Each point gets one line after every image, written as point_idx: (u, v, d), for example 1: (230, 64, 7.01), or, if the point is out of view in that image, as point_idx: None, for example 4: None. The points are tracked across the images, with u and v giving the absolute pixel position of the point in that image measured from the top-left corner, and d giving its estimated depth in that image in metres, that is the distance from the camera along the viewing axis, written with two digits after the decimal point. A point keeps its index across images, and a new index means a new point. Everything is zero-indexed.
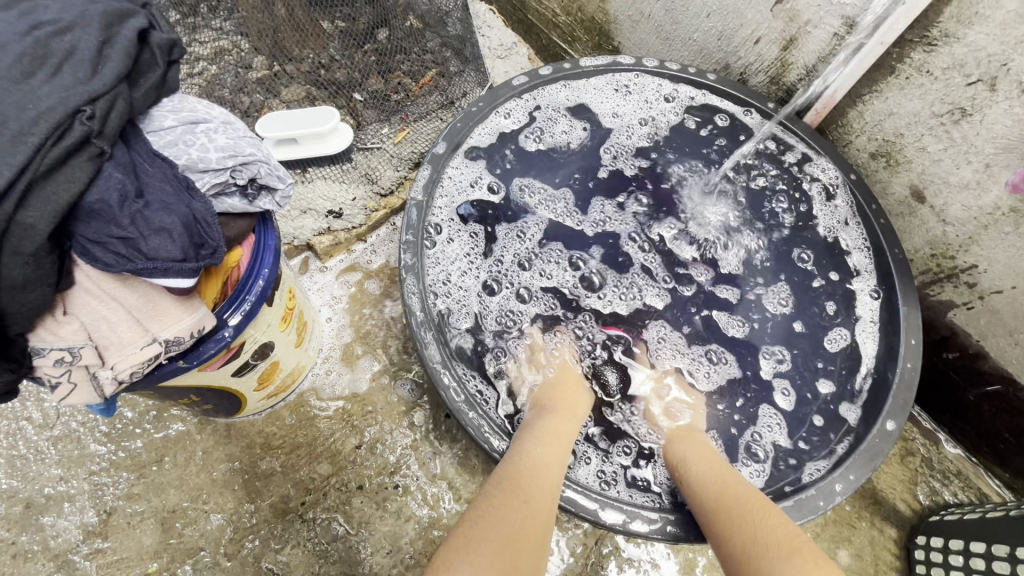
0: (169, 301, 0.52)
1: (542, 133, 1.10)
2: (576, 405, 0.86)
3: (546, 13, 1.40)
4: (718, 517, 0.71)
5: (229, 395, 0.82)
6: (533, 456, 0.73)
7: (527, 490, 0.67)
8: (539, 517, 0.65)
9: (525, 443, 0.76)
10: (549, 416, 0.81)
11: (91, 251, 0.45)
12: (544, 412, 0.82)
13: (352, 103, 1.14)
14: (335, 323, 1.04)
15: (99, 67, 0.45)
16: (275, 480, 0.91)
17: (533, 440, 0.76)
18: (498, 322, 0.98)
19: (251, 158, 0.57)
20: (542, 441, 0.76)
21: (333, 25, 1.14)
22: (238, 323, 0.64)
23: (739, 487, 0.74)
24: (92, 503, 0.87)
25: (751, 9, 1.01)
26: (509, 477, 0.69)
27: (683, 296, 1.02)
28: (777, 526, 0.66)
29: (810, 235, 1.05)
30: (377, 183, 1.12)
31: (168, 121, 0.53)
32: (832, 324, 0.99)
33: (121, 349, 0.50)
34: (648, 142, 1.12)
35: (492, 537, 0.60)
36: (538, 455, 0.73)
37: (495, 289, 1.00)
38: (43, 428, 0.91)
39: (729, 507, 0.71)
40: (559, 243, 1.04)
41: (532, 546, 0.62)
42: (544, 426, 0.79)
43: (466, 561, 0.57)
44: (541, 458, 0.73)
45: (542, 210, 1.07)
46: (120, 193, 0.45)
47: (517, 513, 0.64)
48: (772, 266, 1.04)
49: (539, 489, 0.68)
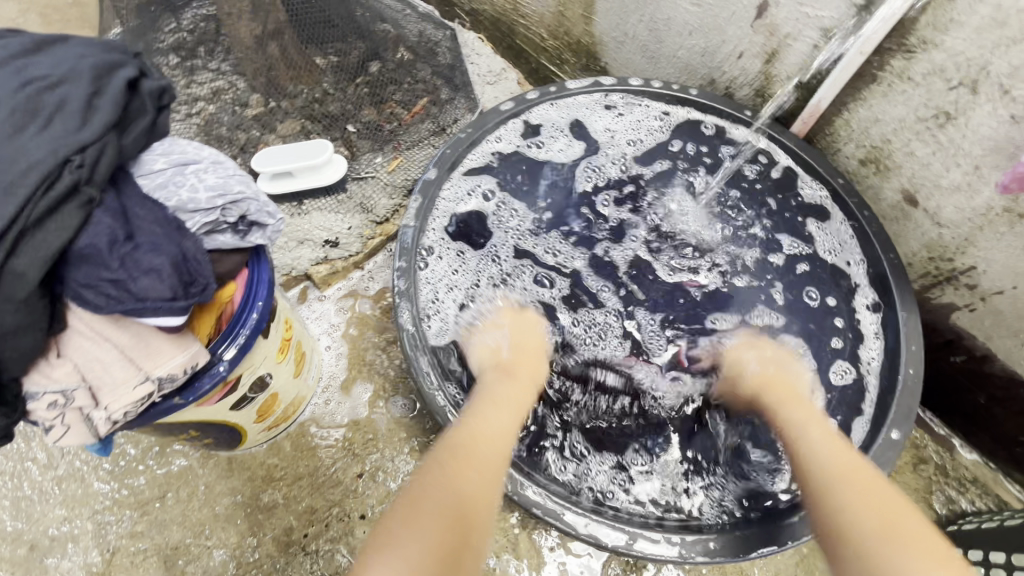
0: (162, 339, 0.52)
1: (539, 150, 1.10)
2: (536, 371, 0.88)
3: (534, 39, 1.45)
4: (823, 493, 0.72)
5: (229, 429, 0.83)
6: (488, 421, 0.76)
7: (478, 453, 0.71)
8: (488, 478, 0.70)
9: (481, 406, 0.79)
10: (510, 379, 0.84)
11: (83, 295, 0.46)
12: (507, 374, 0.85)
13: (346, 135, 1.18)
14: (334, 351, 1.04)
15: (88, 115, 0.47)
16: (277, 512, 0.91)
17: (490, 407, 0.79)
18: None
19: (241, 196, 0.58)
20: (498, 408, 0.79)
21: (326, 60, 1.19)
22: (234, 356, 0.65)
23: (865, 470, 0.73)
24: (95, 542, 0.87)
25: (733, 25, 1.04)
26: (463, 446, 0.71)
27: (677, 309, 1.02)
28: (909, 525, 0.67)
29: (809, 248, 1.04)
30: (372, 212, 1.13)
31: (159, 164, 0.54)
32: (831, 350, 0.97)
33: (115, 390, 0.50)
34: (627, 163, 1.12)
35: (439, 496, 0.65)
36: (490, 420, 0.77)
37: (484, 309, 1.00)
38: (46, 469, 0.91)
39: (844, 486, 0.71)
40: (525, 259, 1.05)
41: (480, 510, 0.66)
42: (503, 391, 0.82)
43: (410, 533, 0.61)
44: (496, 428, 0.76)
45: (505, 229, 1.06)
46: (110, 236, 0.46)
47: (467, 476, 0.68)
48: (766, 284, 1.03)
49: (490, 453, 0.72)
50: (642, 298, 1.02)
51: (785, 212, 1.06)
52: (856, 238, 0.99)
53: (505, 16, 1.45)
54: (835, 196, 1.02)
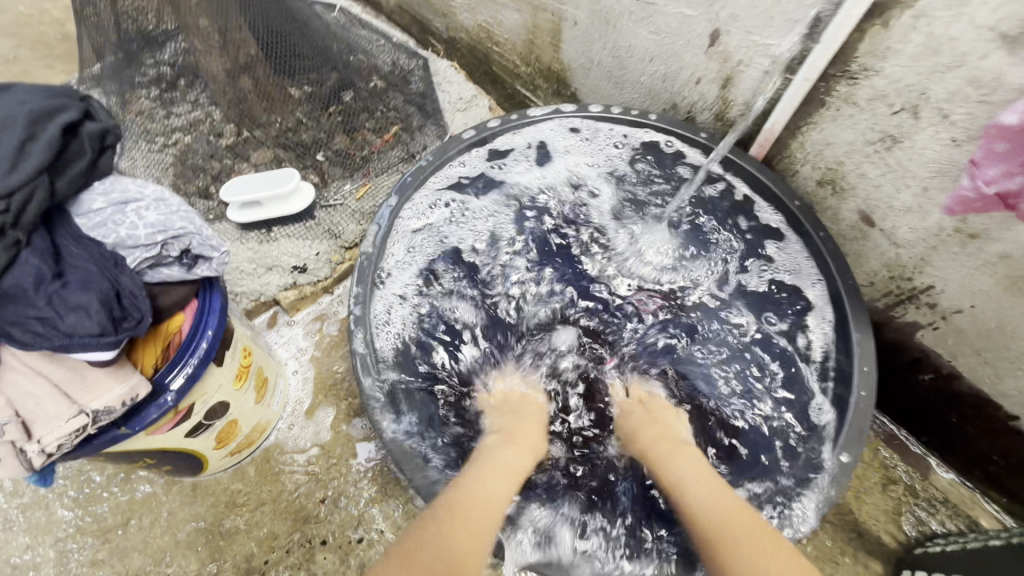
0: (98, 372, 0.54)
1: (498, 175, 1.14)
2: (535, 447, 0.86)
3: (508, 65, 1.48)
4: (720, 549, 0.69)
5: (187, 456, 0.84)
6: (485, 490, 0.75)
7: (467, 516, 0.71)
8: (474, 544, 0.68)
9: (476, 472, 0.78)
10: (508, 447, 0.83)
11: (10, 332, 0.48)
12: (505, 444, 0.84)
13: (317, 163, 1.22)
14: (301, 375, 1.06)
15: (19, 160, 0.48)
16: (239, 538, 0.91)
17: (493, 472, 0.79)
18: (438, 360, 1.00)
19: (182, 231, 0.61)
20: (501, 475, 0.79)
21: (301, 91, 1.20)
22: (181, 386, 0.66)
23: (749, 520, 0.72)
24: (56, 570, 0.88)
25: (689, 52, 1.06)
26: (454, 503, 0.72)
27: (626, 331, 1.06)
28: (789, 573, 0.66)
29: (764, 267, 1.05)
30: (341, 237, 1.15)
31: (97, 204, 0.56)
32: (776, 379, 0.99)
33: (48, 422, 0.52)
34: (585, 186, 1.15)
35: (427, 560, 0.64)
36: (489, 488, 0.76)
37: (441, 328, 1.03)
38: (13, 495, 0.92)
39: (739, 541, 0.69)
40: (482, 280, 1.08)
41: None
42: (500, 458, 0.81)
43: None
44: (494, 494, 0.75)
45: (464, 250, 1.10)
46: (37, 274, 0.47)
47: (452, 538, 0.67)
48: (719, 303, 1.06)
49: (480, 520, 0.71)
50: (595, 328, 1.06)
51: (744, 232, 1.08)
52: (812, 258, 0.99)
53: (480, 44, 1.49)
54: (794, 216, 1.01)
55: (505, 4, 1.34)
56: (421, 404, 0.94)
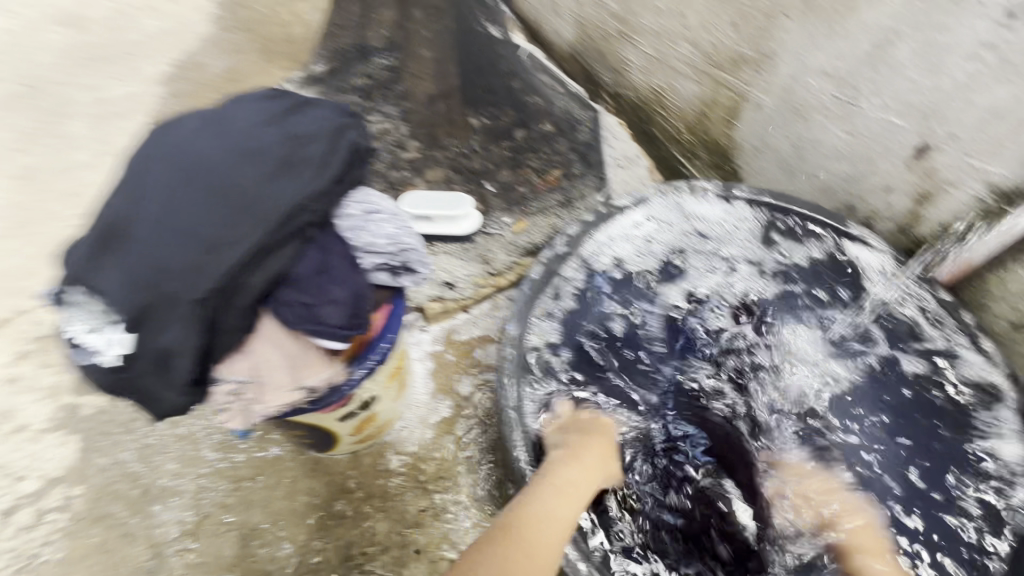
0: (320, 355, 0.60)
1: (648, 217, 1.12)
2: (604, 468, 0.89)
3: (669, 129, 1.44)
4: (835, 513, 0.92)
5: (328, 435, 0.91)
6: (558, 509, 0.77)
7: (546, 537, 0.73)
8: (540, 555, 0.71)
9: (546, 475, 0.82)
10: (574, 462, 0.85)
11: (280, 310, 0.54)
12: (570, 461, 0.86)
13: (483, 191, 1.28)
14: (425, 382, 1.12)
15: (324, 169, 0.55)
16: (345, 523, 0.97)
17: (548, 488, 0.79)
18: (572, 382, 1.05)
19: (408, 247, 0.68)
20: (556, 491, 0.79)
21: (480, 121, 1.33)
22: (359, 376, 0.72)
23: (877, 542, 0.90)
24: (193, 503, 0.98)
25: (885, 159, 1.03)
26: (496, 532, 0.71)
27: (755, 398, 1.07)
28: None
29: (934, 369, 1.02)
30: (490, 264, 1.22)
31: (352, 210, 0.63)
32: (931, 485, 0.97)
33: (276, 391, 0.59)
34: (729, 240, 1.15)
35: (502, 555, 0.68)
36: (555, 507, 0.77)
37: (579, 346, 1.08)
38: (173, 425, 1.04)
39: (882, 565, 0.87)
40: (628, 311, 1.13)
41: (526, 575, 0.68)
42: (568, 471, 0.83)
43: None
44: (553, 512, 0.76)
45: (614, 283, 1.13)
46: (316, 268, 0.55)
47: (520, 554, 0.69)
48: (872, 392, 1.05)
49: (544, 542, 0.72)
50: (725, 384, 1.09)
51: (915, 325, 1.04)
52: (993, 379, 0.97)
53: (646, 106, 1.46)
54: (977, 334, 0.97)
55: (682, 73, 1.31)
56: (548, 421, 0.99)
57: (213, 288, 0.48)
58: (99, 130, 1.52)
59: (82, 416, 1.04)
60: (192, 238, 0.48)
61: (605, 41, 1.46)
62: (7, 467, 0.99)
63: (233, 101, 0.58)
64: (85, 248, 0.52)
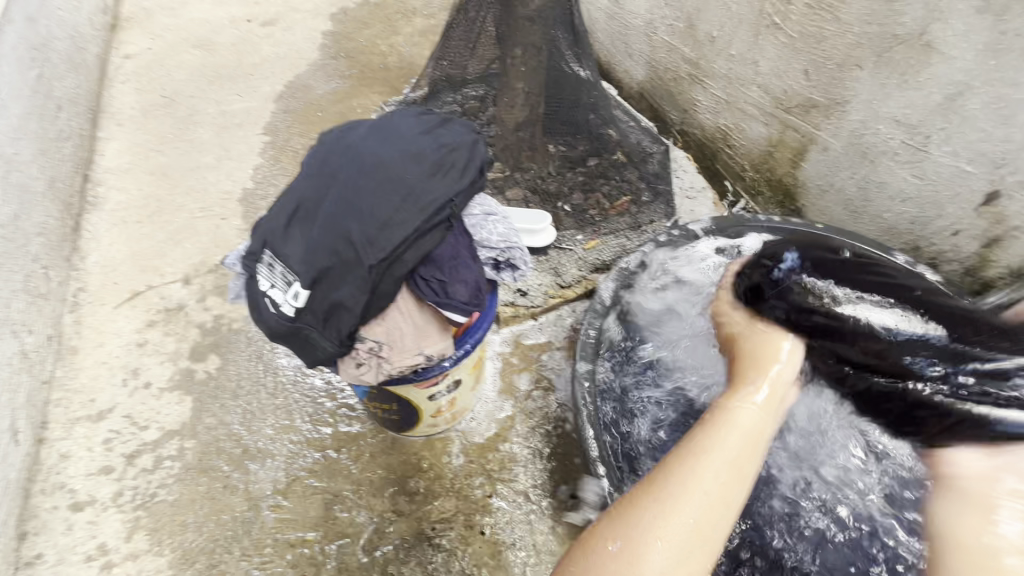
0: (438, 327, 0.71)
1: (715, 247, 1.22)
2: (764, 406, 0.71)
3: (735, 166, 1.52)
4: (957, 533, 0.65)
5: (414, 413, 1.01)
6: (703, 468, 0.63)
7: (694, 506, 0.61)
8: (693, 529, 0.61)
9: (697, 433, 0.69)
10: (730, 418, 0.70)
11: (418, 283, 0.66)
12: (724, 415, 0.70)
13: (558, 211, 1.40)
14: (495, 379, 1.21)
15: (466, 172, 0.67)
16: (418, 499, 1.06)
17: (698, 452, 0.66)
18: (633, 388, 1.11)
19: (514, 245, 0.77)
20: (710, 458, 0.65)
21: (557, 149, 1.41)
22: (457, 358, 0.82)
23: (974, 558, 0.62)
24: (286, 465, 1.09)
25: (953, 204, 1.09)
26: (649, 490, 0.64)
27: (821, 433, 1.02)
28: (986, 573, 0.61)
29: None
30: (561, 277, 1.33)
31: (474, 210, 0.76)
32: None
33: (402, 353, 0.69)
34: None
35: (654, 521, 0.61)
36: (702, 465, 0.64)
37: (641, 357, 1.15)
38: (272, 395, 1.17)
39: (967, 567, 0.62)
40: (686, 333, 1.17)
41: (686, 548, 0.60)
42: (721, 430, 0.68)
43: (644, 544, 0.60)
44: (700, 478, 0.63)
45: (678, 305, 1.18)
46: (455, 252, 0.67)
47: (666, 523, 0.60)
48: None
49: (693, 507, 0.61)
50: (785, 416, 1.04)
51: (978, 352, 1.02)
52: None
53: (712, 143, 1.55)
54: None
55: (753, 116, 1.40)
56: (613, 418, 1.07)
57: (383, 257, 0.61)
58: (219, 137, 1.73)
59: (197, 379, 1.19)
60: (372, 217, 0.62)
61: (675, 82, 1.57)
62: (134, 417, 1.14)
63: (395, 114, 0.71)
64: (279, 219, 0.65)
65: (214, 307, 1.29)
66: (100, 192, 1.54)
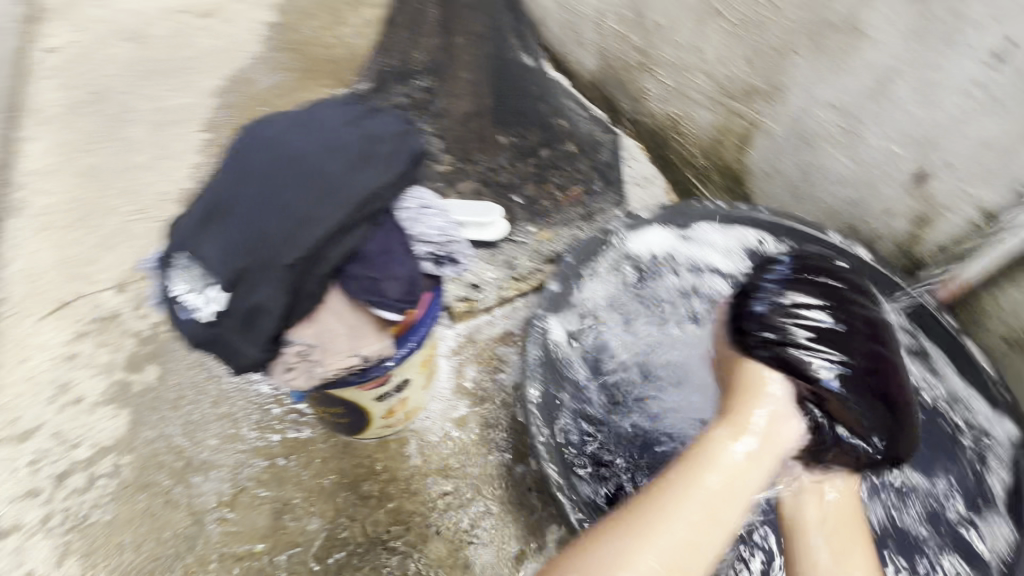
0: (374, 327, 0.69)
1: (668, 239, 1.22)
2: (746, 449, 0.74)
3: (684, 152, 1.52)
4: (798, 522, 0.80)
5: (361, 416, 0.98)
6: (672, 515, 0.67)
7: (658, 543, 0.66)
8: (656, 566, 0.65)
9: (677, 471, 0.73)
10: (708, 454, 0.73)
11: (347, 283, 0.63)
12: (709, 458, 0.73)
13: (510, 203, 1.38)
14: (449, 376, 1.19)
15: (391, 165, 0.64)
16: (372, 502, 1.04)
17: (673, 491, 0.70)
18: (584, 377, 1.12)
19: (455, 239, 0.76)
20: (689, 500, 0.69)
21: (508, 139, 1.44)
22: (399, 356, 0.79)
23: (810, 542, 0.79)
24: (231, 477, 1.05)
25: (886, 186, 1.12)
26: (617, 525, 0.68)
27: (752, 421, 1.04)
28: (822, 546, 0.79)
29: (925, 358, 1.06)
30: (515, 270, 1.31)
31: (411, 203, 0.73)
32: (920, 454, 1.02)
33: (336, 354, 0.67)
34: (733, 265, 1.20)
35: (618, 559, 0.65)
36: (675, 507, 0.68)
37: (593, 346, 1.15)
38: (215, 404, 1.12)
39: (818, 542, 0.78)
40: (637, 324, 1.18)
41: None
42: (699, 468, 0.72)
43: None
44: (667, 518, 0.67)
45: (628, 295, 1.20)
46: (383, 248, 0.64)
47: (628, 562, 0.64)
48: None
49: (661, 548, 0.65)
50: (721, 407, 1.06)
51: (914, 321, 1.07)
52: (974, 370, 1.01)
53: (662, 130, 1.54)
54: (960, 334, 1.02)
55: (699, 103, 1.40)
56: (563, 406, 1.07)
57: (301, 256, 0.58)
58: (155, 134, 1.64)
59: (133, 391, 1.12)
60: (289, 215, 0.58)
61: (626, 70, 1.54)
62: (64, 434, 1.07)
63: (318, 106, 0.68)
64: (192, 220, 0.61)
65: (151, 314, 1.22)
66: (23, 196, 1.44)
